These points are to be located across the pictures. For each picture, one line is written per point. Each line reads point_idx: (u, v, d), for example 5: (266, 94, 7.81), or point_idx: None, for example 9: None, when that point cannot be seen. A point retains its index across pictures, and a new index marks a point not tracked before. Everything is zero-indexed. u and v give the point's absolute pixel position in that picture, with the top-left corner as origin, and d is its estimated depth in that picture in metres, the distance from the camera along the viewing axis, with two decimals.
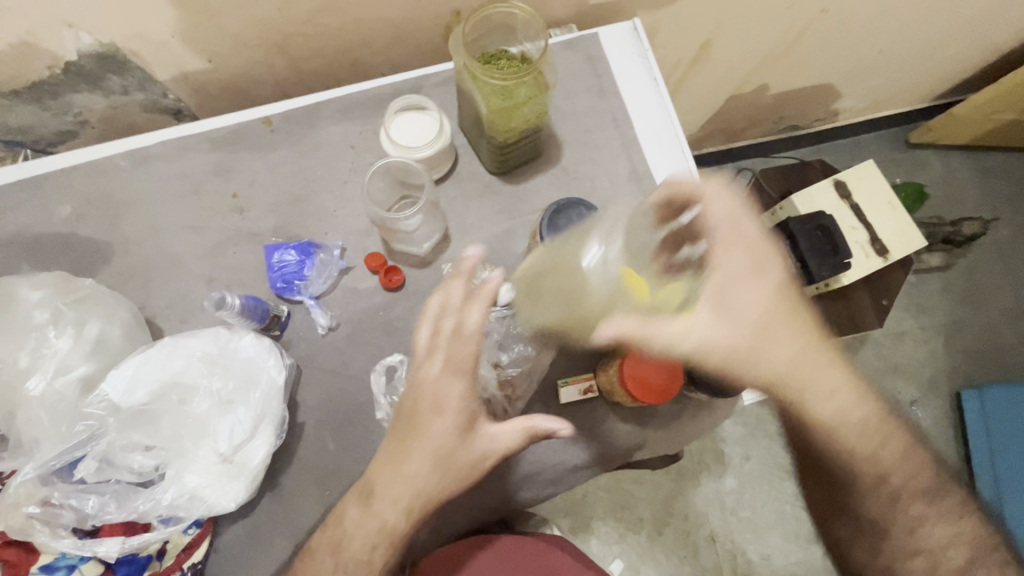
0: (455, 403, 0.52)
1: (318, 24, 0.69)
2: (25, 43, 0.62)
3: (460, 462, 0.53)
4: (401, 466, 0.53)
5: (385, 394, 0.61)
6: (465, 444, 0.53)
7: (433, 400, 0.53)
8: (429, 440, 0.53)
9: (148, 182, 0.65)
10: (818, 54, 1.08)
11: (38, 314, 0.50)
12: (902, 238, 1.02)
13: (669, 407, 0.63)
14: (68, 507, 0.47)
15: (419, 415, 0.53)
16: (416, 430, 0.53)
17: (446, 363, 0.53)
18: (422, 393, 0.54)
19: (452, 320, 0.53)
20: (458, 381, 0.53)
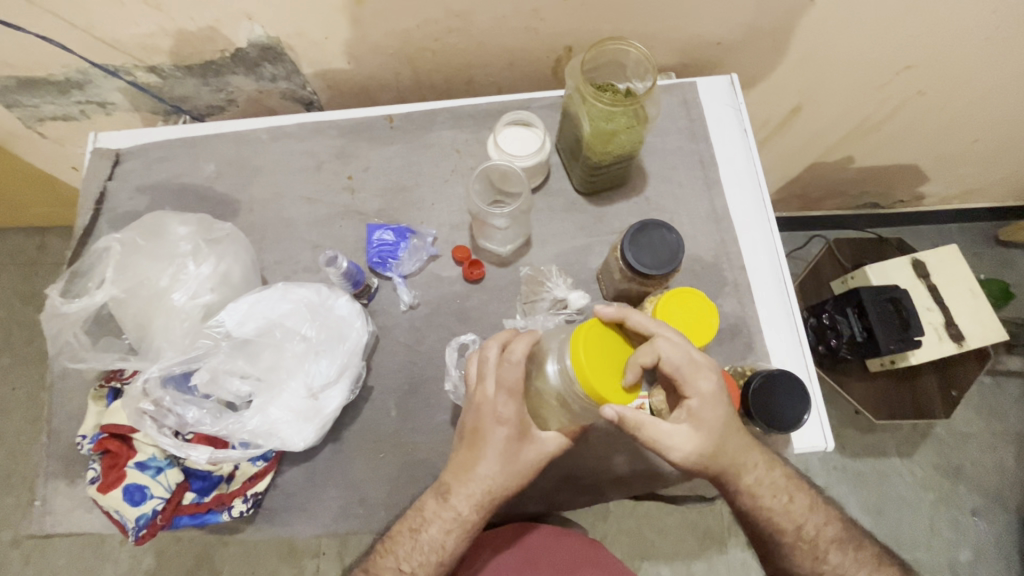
0: (510, 418, 0.55)
1: (447, 43, 0.79)
2: (210, 28, 0.74)
3: (516, 470, 0.56)
4: (449, 521, 0.56)
5: (457, 366, 0.65)
6: (519, 454, 0.56)
7: (490, 454, 0.56)
8: (493, 490, 0.56)
9: (280, 155, 0.75)
10: (911, 134, 1.09)
11: (183, 245, 0.58)
12: (980, 328, 0.99)
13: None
14: (174, 412, 0.54)
15: (457, 475, 0.57)
16: (464, 486, 0.56)
17: (500, 409, 0.55)
18: (469, 457, 0.57)
19: (507, 369, 0.54)
20: (513, 403, 0.55)
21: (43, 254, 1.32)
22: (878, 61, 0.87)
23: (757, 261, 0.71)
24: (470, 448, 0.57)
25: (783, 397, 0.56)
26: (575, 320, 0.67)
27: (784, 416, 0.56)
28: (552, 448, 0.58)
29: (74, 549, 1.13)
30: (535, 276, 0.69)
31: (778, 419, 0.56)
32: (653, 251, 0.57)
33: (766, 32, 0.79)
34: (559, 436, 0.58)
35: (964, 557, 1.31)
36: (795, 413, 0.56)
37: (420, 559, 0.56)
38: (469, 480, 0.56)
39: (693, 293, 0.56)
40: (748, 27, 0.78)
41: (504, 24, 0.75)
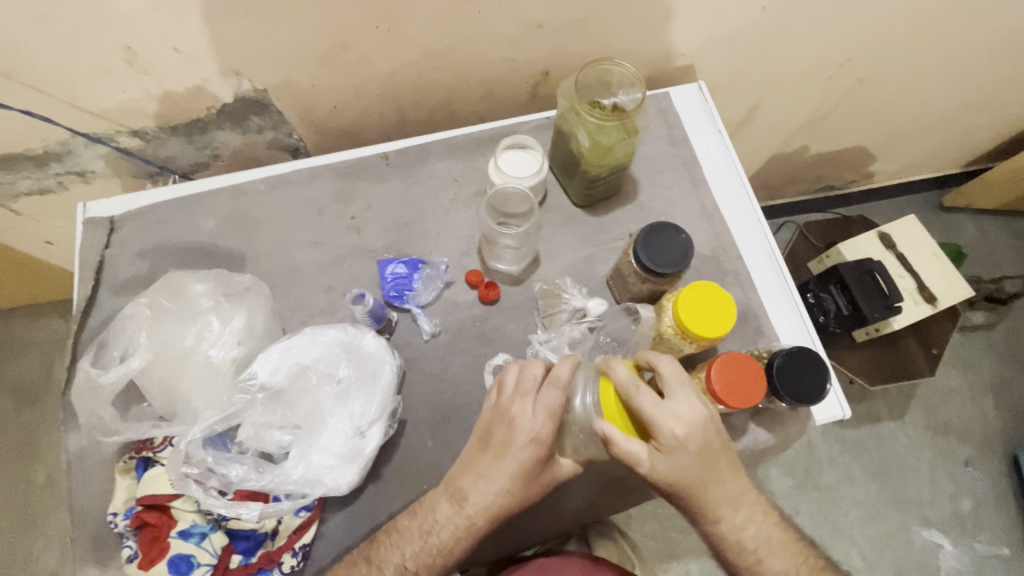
0: (542, 437, 0.55)
1: (430, 79, 0.81)
2: (196, 87, 0.74)
3: (534, 488, 0.57)
4: (458, 522, 0.56)
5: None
6: (541, 475, 0.57)
7: (513, 471, 0.56)
8: (507, 505, 0.56)
9: (281, 203, 0.75)
10: (858, 118, 1.18)
11: (204, 302, 0.58)
12: (950, 287, 1.06)
13: (744, 422, 0.67)
14: (218, 471, 0.53)
15: (475, 484, 0.56)
16: (479, 494, 0.56)
17: (536, 429, 0.55)
18: (488, 466, 0.56)
19: (551, 392, 0.56)
20: (547, 423, 0.55)
21: (11, 337, 1.26)
22: (825, 56, 0.95)
23: (752, 250, 0.76)
24: (493, 456, 0.57)
25: (804, 371, 0.59)
26: (598, 327, 0.70)
27: (807, 388, 0.59)
28: (567, 476, 0.60)
29: None
30: (550, 290, 0.71)
31: (803, 392, 0.59)
32: (664, 250, 0.60)
33: (724, 40, 0.86)
34: (576, 466, 0.60)
35: (966, 507, 1.38)
36: (818, 385, 0.59)
37: (428, 559, 0.56)
38: (488, 495, 0.56)
39: (710, 288, 0.59)
40: (707, 37, 0.85)
41: (484, 56, 0.79)
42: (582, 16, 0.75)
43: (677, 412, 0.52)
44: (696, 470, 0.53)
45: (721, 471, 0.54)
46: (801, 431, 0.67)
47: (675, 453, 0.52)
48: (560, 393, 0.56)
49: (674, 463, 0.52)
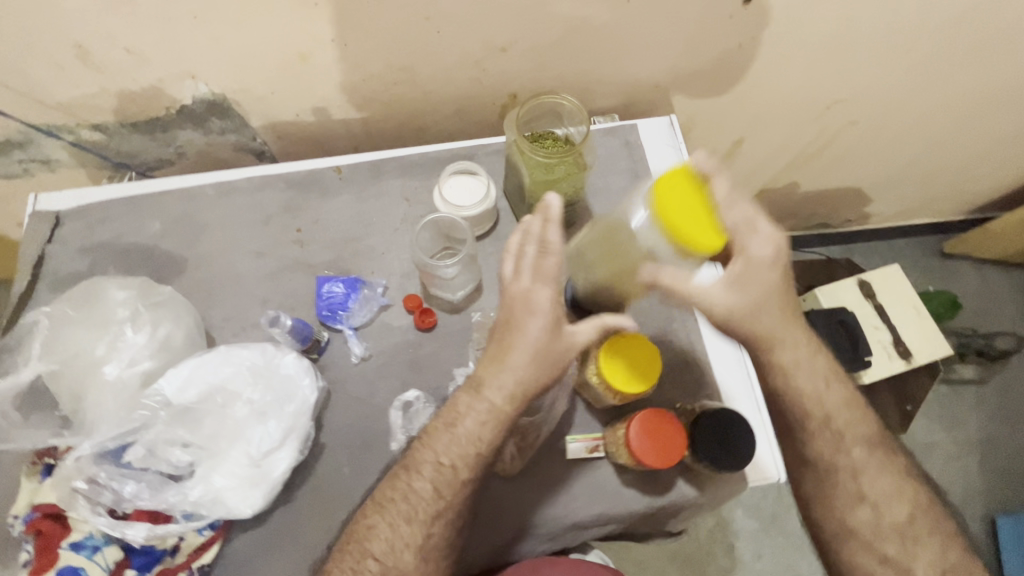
0: (546, 306, 0.52)
1: (394, 93, 0.80)
2: (153, 87, 0.74)
3: (551, 361, 0.53)
4: (440, 470, 0.55)
5: (402, 425, 0.65)
6: (553, 344, 0.53)
7: (525, 346, 0.52)
8: (526, 381, 0.53)
9: (228, 210, 0.74)
10: (850, 159, 1.14)
11: (120, 311, 0.57)
12: (926, 343, 1.03)
13: (673, 475, 0.64)
14: (109, 488, 0.52)
15: (451, 426, 0.55)
16: (502, 381, 0.53)
17: (541, 300, 0.52)
18: (458, 414, 0.55)
19: (533, 248, 0.53)
20: (548, 291, 0.52)
21: None
22: (811, 95, 0.91)
23: (703, 296, 0.73)
24: (489, 368, 0.54)
25: (725, 432, 0.58)
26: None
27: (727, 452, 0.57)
28: (585, 343, 0.54)
29: None
30: (486, 322, 0.70)
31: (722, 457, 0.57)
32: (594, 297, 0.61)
33: (701, 74, 0.83)
34: (592, 329, 0.54)
35: None
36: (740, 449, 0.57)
37: (456, 450, 0.55)
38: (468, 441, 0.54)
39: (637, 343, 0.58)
40: (683, 70, 0.82)
41: (448, 75, 0.77)
42: (547, 43, 0.73)
43: (759, 252, 0.52)
44: (779, 312, 0.55)
45: (792, 331, 0.57)
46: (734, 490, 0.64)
47: (748, 264, 0.53)
48: (542, 247, 0.53)
49: (753, 281, 0.53)
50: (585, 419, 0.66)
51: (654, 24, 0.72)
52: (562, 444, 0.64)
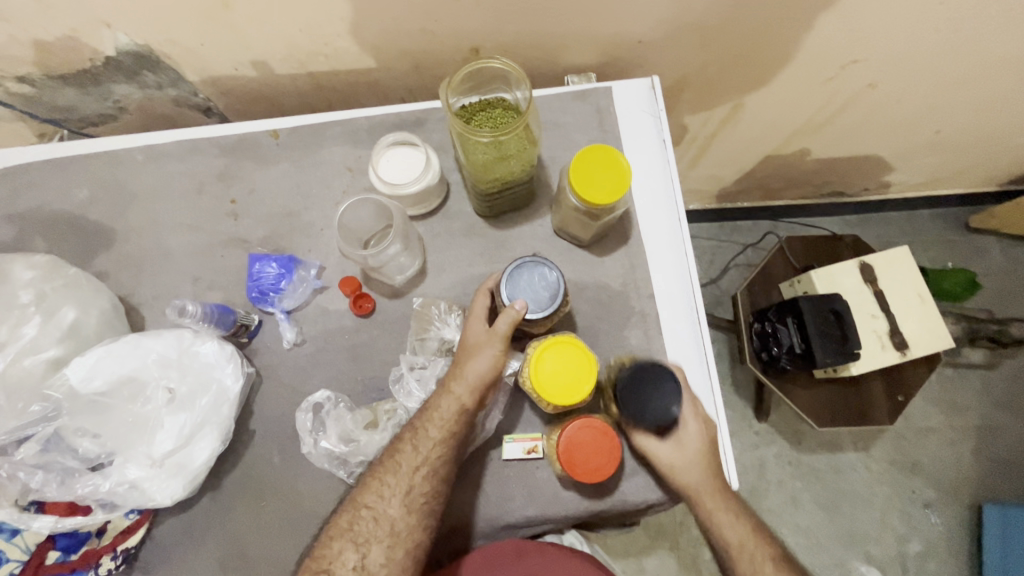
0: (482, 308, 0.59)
1: (339, 47, 0.71)
2: (69, 37, 0.67)
3: (488, 347, 0.57)
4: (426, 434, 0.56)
5: (311, 430, 0.60)
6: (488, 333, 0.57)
7: (472, 340, 0.58)
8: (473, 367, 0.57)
9: (159, 176, 0.69)
10: (868, 127, 1.02)
11: (23, 294, 0.53)
12: (926, 335, 0.95)
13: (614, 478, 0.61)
14: (17, 479, 0.52)
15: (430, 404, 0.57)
16: (458, 367, 0.58)
17: (479, 308, 0.59)
18: (430, 401, 0.58)
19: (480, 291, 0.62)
20: (485, 301, 0.60)
21: None
22: (822, 56, 0.79)
23: (669, 288, 0.67)
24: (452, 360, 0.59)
25: (649, 387, 0.57)
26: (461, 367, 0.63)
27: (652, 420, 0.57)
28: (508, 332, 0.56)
29: None
30: (425, 309, 0.65)
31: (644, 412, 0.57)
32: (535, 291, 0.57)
33: (690, 29, 0.72)
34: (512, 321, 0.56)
35: (914, 549, 1.28)
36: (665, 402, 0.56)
37: (424, 424, 0.57)
38: (449, 409, 0.56)
39: (564, 354, 0.54)
40: (669, 24, 0.71)
41: (394, 26, 0.68)
42: None
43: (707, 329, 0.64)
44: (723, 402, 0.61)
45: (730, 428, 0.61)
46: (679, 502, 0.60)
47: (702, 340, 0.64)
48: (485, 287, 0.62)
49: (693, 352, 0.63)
50: (526, 416, 0.63)
51: None
52: (498, 443, 0.61)
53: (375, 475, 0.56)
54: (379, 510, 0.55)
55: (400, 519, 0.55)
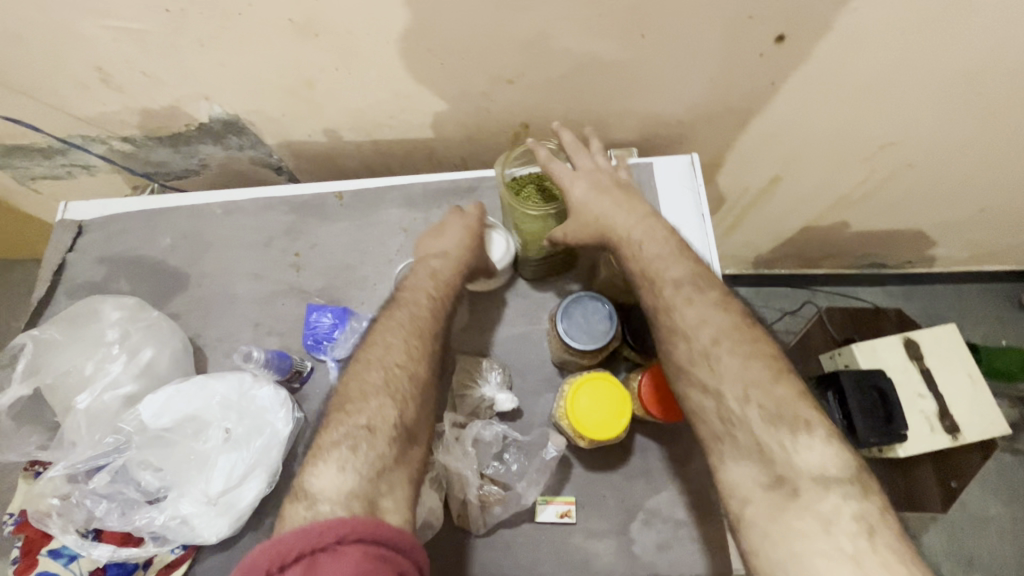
0: (434, 254, 0.65)
1: (403, 120, 0.78)
2: (173, 106, 0.76)
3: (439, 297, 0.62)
4: (437, 282, 0.63)
5: None
6: (437, 281, 0.63)
7: (422, 285, 0.62)
8: (416, 305, 0.61)
9: (233, 230, 0.76)
10: (908, 202, 1.02)
11: (109, 332, 0.61)
12: (979, 419, 0.91)
13: (680, 307, 0.55)
14: (83, 506, 0.56)
15: (433, 257, 0.65)
16: (416, 296, 0.61)
17: (435, 266, 0.64)
18: (386, 322, 0.60)
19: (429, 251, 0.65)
20: (442, 249, 0.65)
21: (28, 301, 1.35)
22: (856, 137, 0.82)
23: None
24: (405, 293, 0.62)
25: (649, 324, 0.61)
26: (513, 442, 0.64)
27: None
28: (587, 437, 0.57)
29: None
30: (468, 368, 0.66)
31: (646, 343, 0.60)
32: (588, 324, 0.59)
33: (730, 111, 0.76)
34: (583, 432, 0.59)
35: None
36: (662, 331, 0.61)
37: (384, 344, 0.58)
38: (397, 341, 0.58)
39: (589, 390, 0.56)
40: (708, 107, 0.75)
41: (452, 103, 0.74)
42: (556, 76, 0.69)
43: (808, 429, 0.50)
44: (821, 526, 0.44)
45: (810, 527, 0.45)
46: (739, 364, 0.52)
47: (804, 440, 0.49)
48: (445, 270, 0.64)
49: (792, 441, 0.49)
50: (560, 478, 0.63)
51: (675, 62, 0.67)
52: (531, 505, 0.62)
53: (358, 379, 0.56)
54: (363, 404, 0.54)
55: (375, 401, 0.54)
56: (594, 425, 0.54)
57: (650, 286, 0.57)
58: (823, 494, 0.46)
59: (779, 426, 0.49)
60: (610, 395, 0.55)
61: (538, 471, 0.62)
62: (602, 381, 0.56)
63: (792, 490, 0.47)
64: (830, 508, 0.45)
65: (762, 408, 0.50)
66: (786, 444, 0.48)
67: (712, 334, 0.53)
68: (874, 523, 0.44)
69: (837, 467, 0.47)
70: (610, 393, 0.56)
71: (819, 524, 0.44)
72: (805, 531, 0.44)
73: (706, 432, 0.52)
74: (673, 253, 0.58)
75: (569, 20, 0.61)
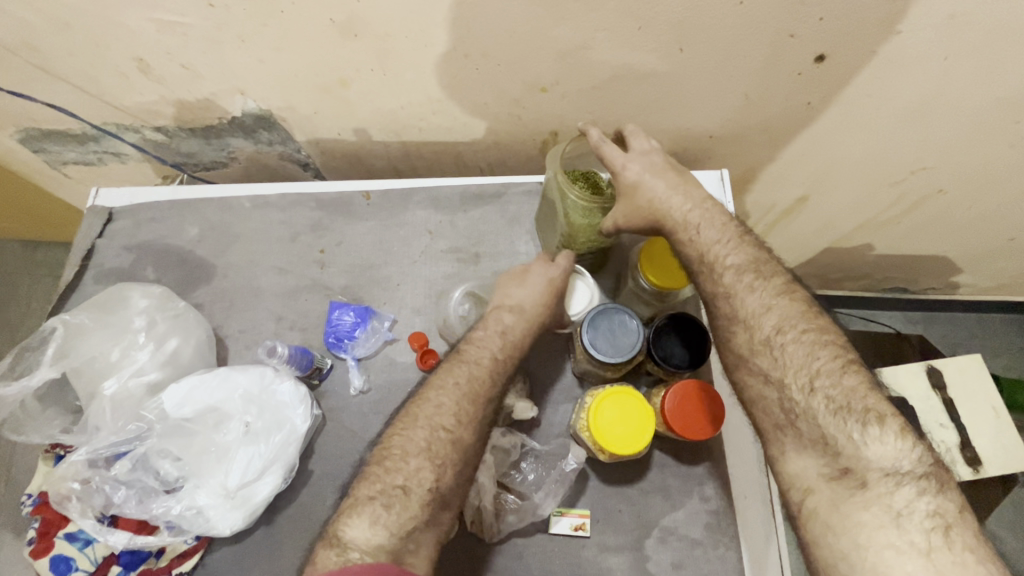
0: (505, 307, 0.62)
1: (433, 122, 0.79)
2: (208, 99, 0.77)
3: (501, 357, 0.59)
4: (505, 342, 0.60)
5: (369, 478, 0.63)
6: (503, 338, 0.60)
7: (484, 339, 0.60)
8: (478, 365, 0.58)
9: (260, 223, 0.76)
10: (937, 229, 1.01)
11: (137, 320, 0.61)
12: (1003, 452, 0.89)
13: (742, 294, 0.55)
14: (102, 492, 0.56)
15: (507, 311, 0.62)
16: (478, 354, 0.59)
17: (505, 322, 0.61)
18: (443, 375, 0.58)
19: (501, 302, 0.63)
20: (514, 303, 0.62)
21: (49, 284, 1.37)
22: (888, 160, 0.81)
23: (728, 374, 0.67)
24: (469, 347, 0.60)
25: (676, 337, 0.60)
26: (530, 451, 0.64)
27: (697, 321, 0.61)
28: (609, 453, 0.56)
29: None
30: None
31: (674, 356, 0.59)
32: (614, 336, 0.59)
33: (762, 129, 0.76)
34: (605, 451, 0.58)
35: None
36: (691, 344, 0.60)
37: (437, 404, 0.56)
38: (446, 402, 0.56)
39: (613, 404, 0.55)
40: (741, 123, 0.75)
41: (484, 108, 0.74)
42: (591, 86, 0.69)
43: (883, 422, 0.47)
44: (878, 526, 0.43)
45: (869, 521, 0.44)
46: (806, 352, 0.51)
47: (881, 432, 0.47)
48: (513, 326, 0.61)
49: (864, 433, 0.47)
50: (577, 489, 0.62)
51: (712, 77, 0.66)
52: (546, 516, 0.61)
53: (399, 433, 0.55)
54: (400, 469, 0.53)
55: (411, 467, 0.53)
56: (619, 440, 0.54)
57: (709, 273, 0.57)
58: (894, 487, 0.44)
59: (849, 417, 0.48)
60: (634, 409, 0.55)
61: (556, 482, 0.61)
62: (626, 394, 0.56)
63: (860, 480, 0.46)
64: (902, 502, 0.43)
65: (830, 397, 0.49)
66: (855, 435, 0.47)
67: (777, 321, 0.53)
68: (951, 519, 0.42)
69: (913, 461, 0.45)
70: (634, 409, 0.55)
71: (888, 516, 0.43)
72: (872, 525, 0.43)
73: (769, 421, 0.52)
74: (734, 239, 0.58)
75: (609, 31, 0.60)
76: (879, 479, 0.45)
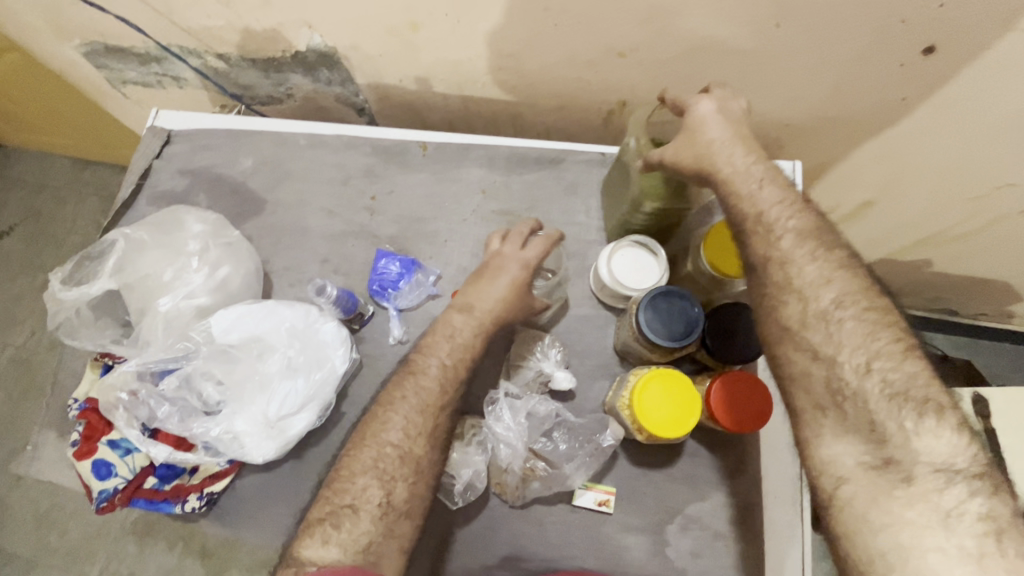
0: (516, 257, 0.64)
1: (498, 79, 0.76)
2: (274, 30, 0.75)
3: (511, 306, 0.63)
4: (457, 343, 0.61)
5: None
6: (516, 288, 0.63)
7: (493, 287, 0.63)
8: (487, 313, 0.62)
9: (313, 162, 0.75)
10: (1007, 253, 0.95)
11: (192, 244, 0.62)
12: None
13: (801, 261, 0.51)
14: (147, 405, 0.57)
15: (464, 310, 0.62)
16: (487, 301, 0.62)
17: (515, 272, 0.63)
18: (455, 322, 0.62)
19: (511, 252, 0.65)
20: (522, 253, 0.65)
21: (98, 202, 1.40)
22: (972, 171, 0.76)
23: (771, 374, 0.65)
24: (473, 290, 0.63)
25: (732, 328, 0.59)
26: (564, 422, 0.63)
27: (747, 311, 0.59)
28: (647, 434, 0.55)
29: (41, 492, 1.13)
30: (529, 341, 0.65)
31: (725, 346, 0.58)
32: (668, 318, 0.57)
33: (843, 122, 0.71)
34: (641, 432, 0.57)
35: None
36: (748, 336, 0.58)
37: (448, 349, 0.60)
38: (457, 345, 0.60)
39: (661, 385, 0.54)
40: (822, 114, 0.71)
41: (554, 69, 0.72)
42: (671, 57, 0.66)
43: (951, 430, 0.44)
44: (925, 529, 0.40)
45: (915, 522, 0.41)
46: (865, 332, 0.48)
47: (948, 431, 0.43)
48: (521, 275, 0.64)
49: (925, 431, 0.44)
50: (604, 466, 0.62)
51: (803, 60, 0.62)
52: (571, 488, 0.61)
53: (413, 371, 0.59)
54: (410, 403, 0.57)
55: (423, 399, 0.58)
56: (659, 421, 0.53)
57: (757, 275, 0.53)
58: (943, 484, 0.41)
59: (905, 404, 0.44)
60: (681, 395, 0.54)
61: (587, 457, 0.61)
62: (677, 379, 0.54)
63: (904, 474, 0.43)
64: (952, 501, 0.40)
65: (887, 380, 0.46)
66: (907, 424, 0.44)
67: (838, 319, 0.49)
68: (1004, 524, 0.38)
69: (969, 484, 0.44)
70: (681, 394, 0.54)
71: (936, 517, 0.40)
72: (910, 527, 0.41)
73: (810, 399, 0.49)
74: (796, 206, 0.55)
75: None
76: (923, 476, 0.42)
